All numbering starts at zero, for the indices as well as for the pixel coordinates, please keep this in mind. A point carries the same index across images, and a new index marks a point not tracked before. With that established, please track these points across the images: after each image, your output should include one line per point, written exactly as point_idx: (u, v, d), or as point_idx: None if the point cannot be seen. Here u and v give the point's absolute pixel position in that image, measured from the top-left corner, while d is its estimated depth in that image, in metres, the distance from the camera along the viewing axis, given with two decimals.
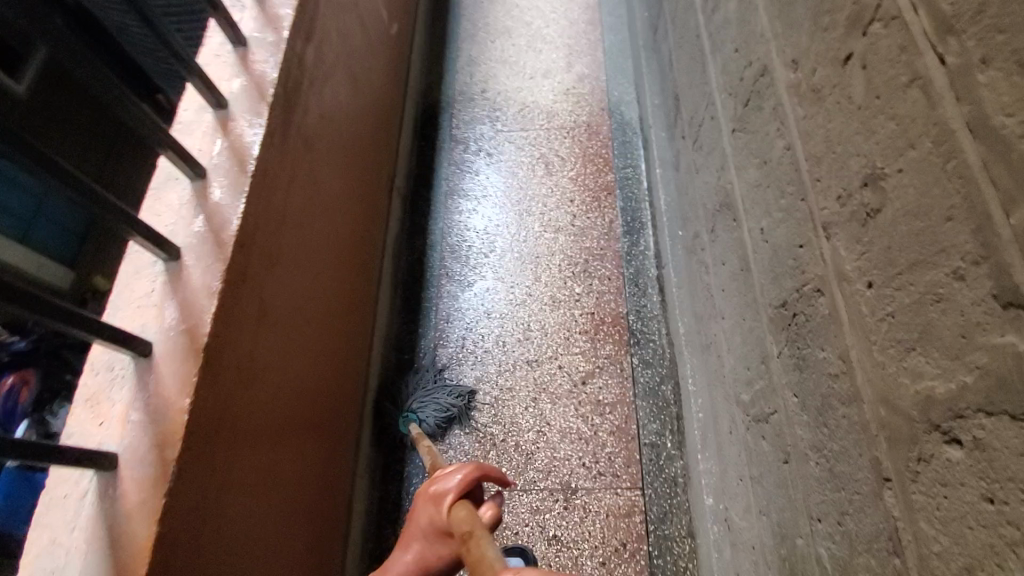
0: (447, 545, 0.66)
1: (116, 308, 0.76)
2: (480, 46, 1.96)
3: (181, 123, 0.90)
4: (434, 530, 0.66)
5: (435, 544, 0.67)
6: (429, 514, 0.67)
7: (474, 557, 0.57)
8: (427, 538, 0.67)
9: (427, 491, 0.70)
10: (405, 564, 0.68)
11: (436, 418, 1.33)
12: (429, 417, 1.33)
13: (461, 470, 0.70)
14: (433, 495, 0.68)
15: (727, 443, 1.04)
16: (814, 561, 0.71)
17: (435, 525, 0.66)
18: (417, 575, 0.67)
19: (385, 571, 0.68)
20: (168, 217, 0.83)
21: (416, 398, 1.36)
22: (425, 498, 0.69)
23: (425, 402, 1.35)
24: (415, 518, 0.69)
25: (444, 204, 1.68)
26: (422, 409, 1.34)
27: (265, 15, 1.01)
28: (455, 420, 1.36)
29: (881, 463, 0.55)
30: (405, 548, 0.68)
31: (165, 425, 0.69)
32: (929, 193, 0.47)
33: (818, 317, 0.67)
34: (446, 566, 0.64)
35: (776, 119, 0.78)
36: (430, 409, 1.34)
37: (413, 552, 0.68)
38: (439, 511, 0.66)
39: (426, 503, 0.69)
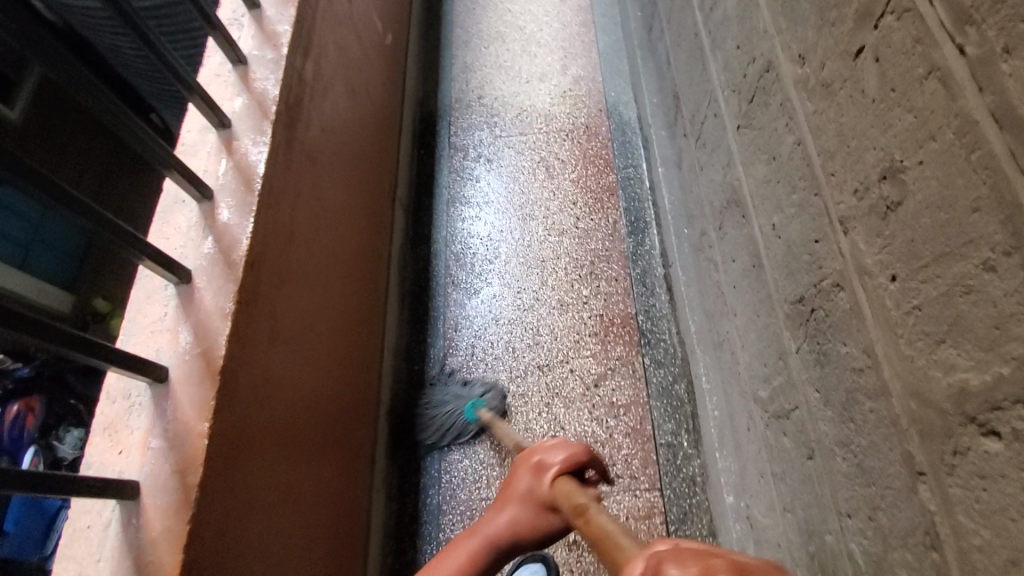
0: (546, 514, 0.72)
1: (129, 335, 0.76)
2: (474, 52, 1.96)
3: (185, 145, 0.90)
4: (534, 497, 0.74)
5: (532, 512, 0.73)
6: (528, 486, 0.75)
7: (593, 531, 0.61)
8: (524, 501, 0.74)
9: (529, 464, 0.77)
10: (500, 528, 0.74)
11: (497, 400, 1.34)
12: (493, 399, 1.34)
13: (567, 449, 0.77)
14: (537, 468, 0.76)
15: (745, 440, 1.04)
16: (846, 557, 0.70)
17: (534, 496, 0.73)
18: (509, 541, 0.73)
19: (478, 534, 0.74)
20: (177, 240, 0.82)
21: (469, 386, 1.37)
22: (528, 468, 0.77)
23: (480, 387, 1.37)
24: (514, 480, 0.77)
25: (446, 212, 1.67)
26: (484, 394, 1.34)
27: (263, 32, 1.00)
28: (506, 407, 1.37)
29: (914, 457, 0.54)
30: (503, 512, 0.74)
31: (185, 450, 0.69)
32: (953, 185, 0.47)
33: (839, 312, 0.67)
34: (548, 529, 0.72)
35: (784, 114, 0.78)
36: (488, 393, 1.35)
37: (510, 522, 0.74)
38: (540, 481, 0.74)
39: (524, 475, 0.76)
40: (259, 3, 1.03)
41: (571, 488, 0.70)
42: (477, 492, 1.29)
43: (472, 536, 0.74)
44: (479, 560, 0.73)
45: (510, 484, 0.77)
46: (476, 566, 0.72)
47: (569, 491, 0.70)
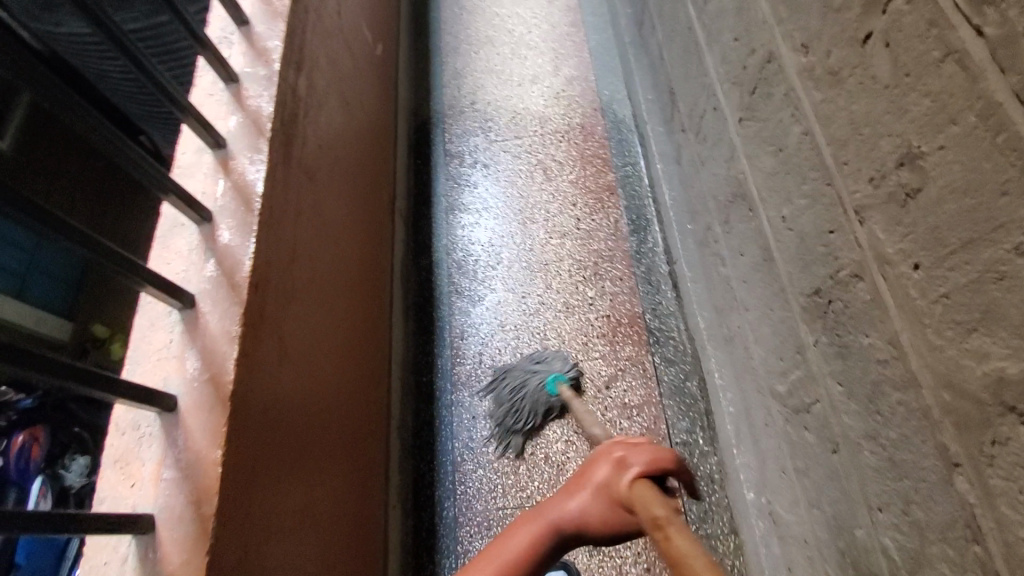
0: (622, 513, 0.71)
1: (135, 364, 0.74)
2: (465, 58, 1.96)
3: (181, 167, 0.88)
4: (610, 491, 0.72)
5: (605, 506, 0.72)
6: (607, 479, 0.73)
7: (672, 553, 0.60)
8: (599, 494, 0.73)
9: (612, 457, 0.75)
10: (568, 515, 0.73)
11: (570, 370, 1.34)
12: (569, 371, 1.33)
13: (653, 451, 0.74)
14: (619, 462, 0.74)
15: (763, 436, 1.02)
16: (879, 553, 0.69)
17: (611, 492, 0.72)
18: (572, 528, 0.73)
19: (542, 518, 0.73)
20: (178, 264, 0.80)
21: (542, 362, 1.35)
22: (610, 460, 0.75)
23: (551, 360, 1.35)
24: (591, 470, 0.76)
25: (445, 220, 1.66)
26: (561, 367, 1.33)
27: (254, 48, 0.99)
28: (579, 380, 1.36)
29: (950, 449, 0.53)
30: (577, 498, 0.73)
31: (199, 480, 0.67)
32: (978, 169, 0.46)
33: (860, 303, 0.65)
34: (619, 527, 0.71)
35: (789, 105, 0.77)
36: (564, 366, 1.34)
37: (585, 507, 0.73)
38: (619, 478, 0.72)
39: (603, 466, 0.75)
40: (249, 19, 1.02)
41: (650, 497, 0.68)
42: (494, 502, 1.27)
43: (536, 519, 0.73)
44: (541, 545, 0.71)
45: (586, 474, 0.76)
46: (537, 550, 0.71)
47: (646, 498, 0.68)
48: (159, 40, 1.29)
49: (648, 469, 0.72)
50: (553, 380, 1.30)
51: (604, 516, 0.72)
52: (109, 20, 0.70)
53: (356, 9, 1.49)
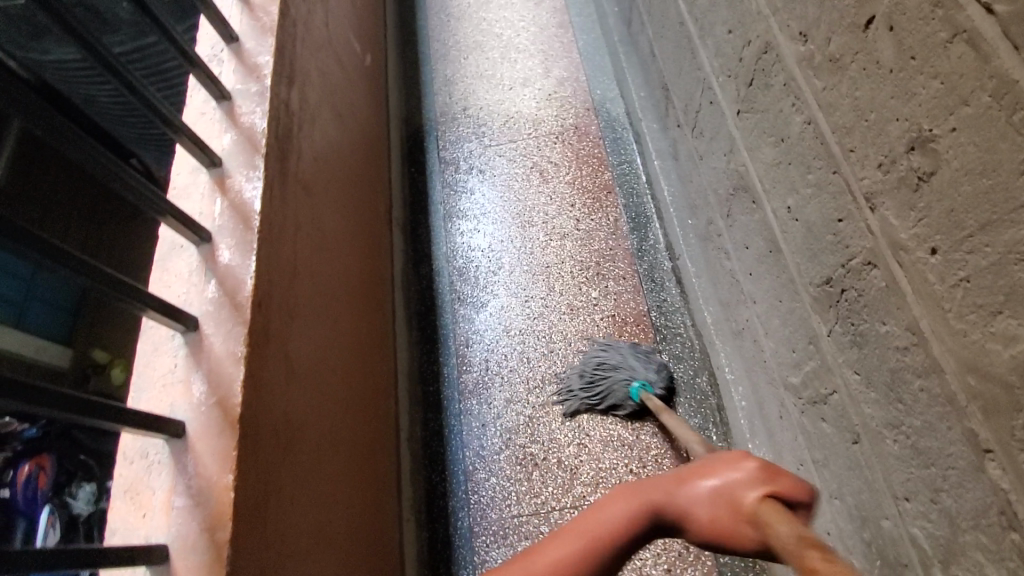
0: (740, 513, 0.57)
1: (140, 391, 0.73)
2: (454, 64, 1.95)
3: (176, 188, 0.87)
4: (732, 494, 0.58)
5: (721, 507, 0.58)
6: (734, 480, 0.59)
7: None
8: (721, 487, 0.59)
9: (752, 461, 0.60)
10: (675, 502, 0.59)
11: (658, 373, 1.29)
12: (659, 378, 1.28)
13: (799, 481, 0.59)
14: (759, 470, 0.59)
15: (778, 429, 1.01)
16: (908, 543, 0.67)
17: (735, 496, 0.58)
18: (671, 519, 0.59)
19: (645, 493, 0.59)
20: (179, 286, 0.79)
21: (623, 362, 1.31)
22: (750, 462, 0.60)
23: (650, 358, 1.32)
24: (719, 463, 0.62)
25: (444, 227, 1.65)
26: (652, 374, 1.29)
27: (245, 64, 0.98)
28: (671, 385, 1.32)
29: (978, 435, 0.52)
30: (690, 488, 0.60)
31: (212, 506, 0.65)
32: (994, 149, 0.45)
33: (875, 291, 0.64)
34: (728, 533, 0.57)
35: (789, 94, 0.77)
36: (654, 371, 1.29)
37: (699, 499, 0.59)
38: (751, 485, 0.58)
39: (731, 468, 0.60)
40: (238, 36, 1.01)
41: (785, 516, 0.54)
42: (509, 510, 1.26)
43: (639, 494, 0.59)
44: (634, 528, 0.58)
45: (710, 465, 0.62)
46: (627, 533, 0.57)
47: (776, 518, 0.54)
48: (147, 62, 1.28)
49: (788, 492, 0.58)
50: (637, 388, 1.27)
51: (713, 520, 0.58)
52: (98, 43, 0.68)
53: (344, 21, 1.48)
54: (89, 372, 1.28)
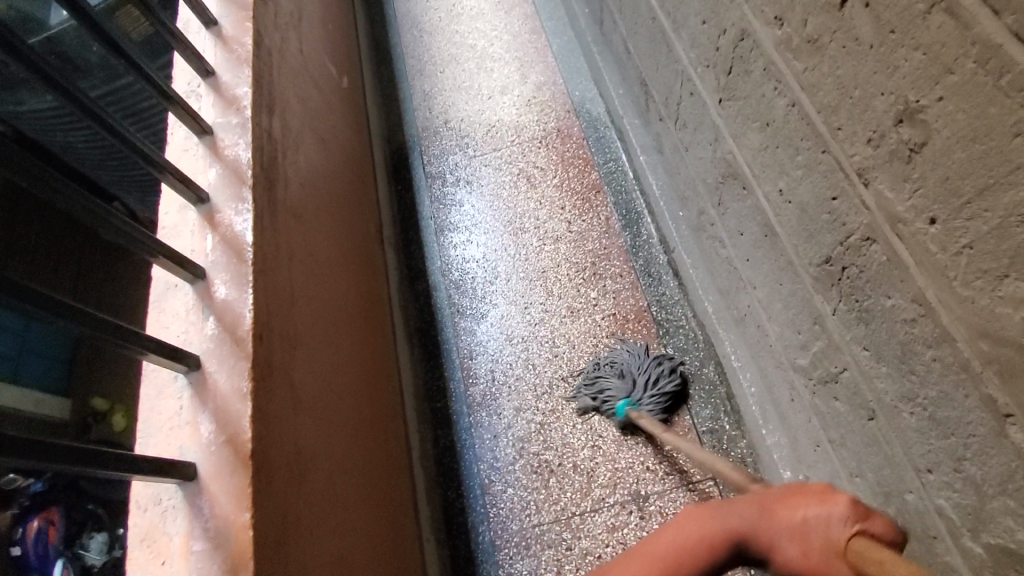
0: (828, 544, 0.57)
1: (147, 437, 0.71)
2: (431, 79, 1.96)
3: (166, 228, 0.86)
4: (823, 529, 0.57)
5: (810, 544, 0.58)
6: (825, 516, 0.58)
7: None
8: (808, 518, 0.59)
9: (844, 495, 0.58)
10: (754, 533, 0.59)
11: (654, 395, 1.27)
12: (650, 400, 1.26)
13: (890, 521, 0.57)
14: (851, 504, 0.58)
15: (791, 413, 1.01)
16: (935, 514, 0.67)
17: (826, 533, 0.57)
18: (750, 549, 0.59)
19: (724, 520, 0.60)
20: (177, 326, 0.78)
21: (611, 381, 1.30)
22: (840, 497, 0.58)
23: (657, 378, 1.29)
24: (809, 496, 0.60)
25: (436, 242, 1.64)
26: (646, 396, 1.27)
27: (223, 97, 0.97)
28: (676, 400, 1.30)
29: (997, 400, 0.52)
30: (775, 518, 0.59)
31: (232, 547, 0.64)
32: (984, 115, 0.46)
33: (876, 266, 0.65)
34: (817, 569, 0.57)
35: (769, 79, 0.77)
36: (649, 392, 1.27)
37: (785, 530, 0.59)
38: (840, 524, 0.57)
39: (820, 502, 0.59)
40: (214, 69, 1.00)
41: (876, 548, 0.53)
42: (529, 520, 1.24)
43: (716, 521, 0.60)
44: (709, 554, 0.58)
45: (796, 496, 0.61)
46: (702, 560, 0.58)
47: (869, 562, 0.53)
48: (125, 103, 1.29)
49: (879, 530, 0.57)
50: (623, 407, 1.26)
51: (802, 556, 0.58)
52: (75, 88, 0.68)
53: (318, 45, 1.48)
54: (93, 421, 1.24)
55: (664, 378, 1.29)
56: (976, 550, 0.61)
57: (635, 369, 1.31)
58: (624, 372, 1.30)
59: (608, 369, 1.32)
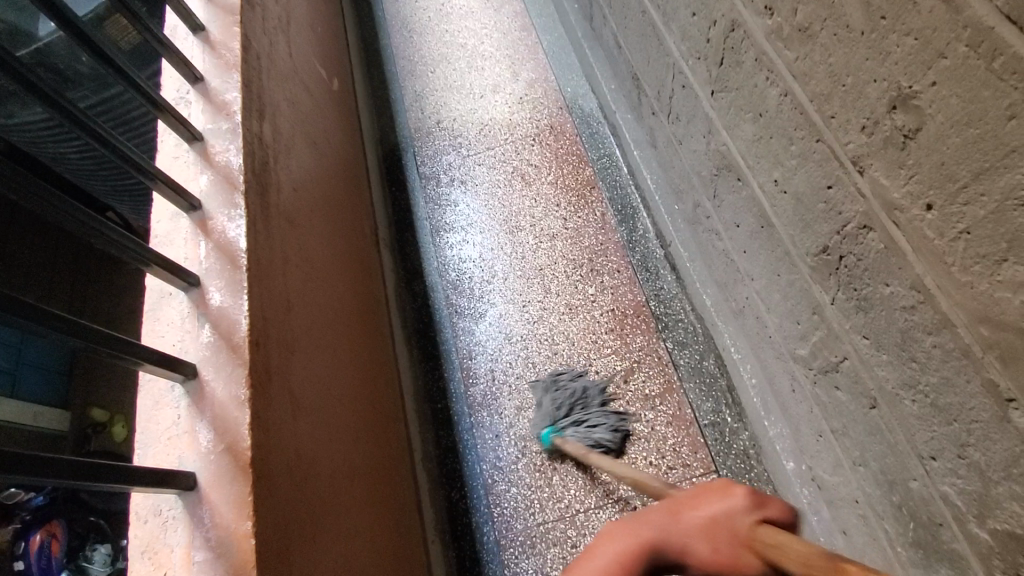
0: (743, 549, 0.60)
1: (145, 448, 0.71)
2: (422, 79, 1.95)
3: (158, 236, 0.85)
4: (730, 528, 0.61)
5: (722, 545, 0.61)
6: (728, 510, 0.62)
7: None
8: (712, 527, 0.62)
9: (738, 487, 0.64)
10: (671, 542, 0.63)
11: (584, 434, 1.26)
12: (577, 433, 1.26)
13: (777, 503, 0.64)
14: (747, 494, 0.63)
15: (792, 403, 1.01)
16: (940, 501, 0.67)
17: (734, 531, 0.61)
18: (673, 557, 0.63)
19: (639, 535, 0.63)
20: (172, 336, 0.77)
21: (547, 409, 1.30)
22: (736, 488, 0.64)
23: (594, 422, 1.27)
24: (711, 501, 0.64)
25: (432, 243, 1.64)
26: (575, 429, 1.27)
27: (213, 103, 0.97)
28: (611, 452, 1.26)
29: (999, 385, 0.52)
30: (684, 524, 0.63)
31: (234, 556, 0.64)
32: (977, 99, 0.45)
33: (874, 254, 0.64)
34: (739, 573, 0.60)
35: (761, 69, 0.77)
36: (579, 427, 1.27)
37: (694, 535, 0.62)
38: (745, 518, 0.61)
39: (720, 498, 0.64)
40: (202, 75, 0.99)
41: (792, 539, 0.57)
42: (534, 518, 1.24)
43: (631, 538, 0.63)
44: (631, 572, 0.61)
45: (698, 497, 0.65)
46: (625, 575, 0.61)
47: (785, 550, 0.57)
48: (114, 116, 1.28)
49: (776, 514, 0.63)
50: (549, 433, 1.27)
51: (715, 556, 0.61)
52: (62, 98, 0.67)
53: (308, 49, 1.47)
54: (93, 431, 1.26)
55: (600, 427, 1.26)
56: (982, 536, 0.61)
57: (574, 404, 1.30)
58: (560, 402, 1.30)
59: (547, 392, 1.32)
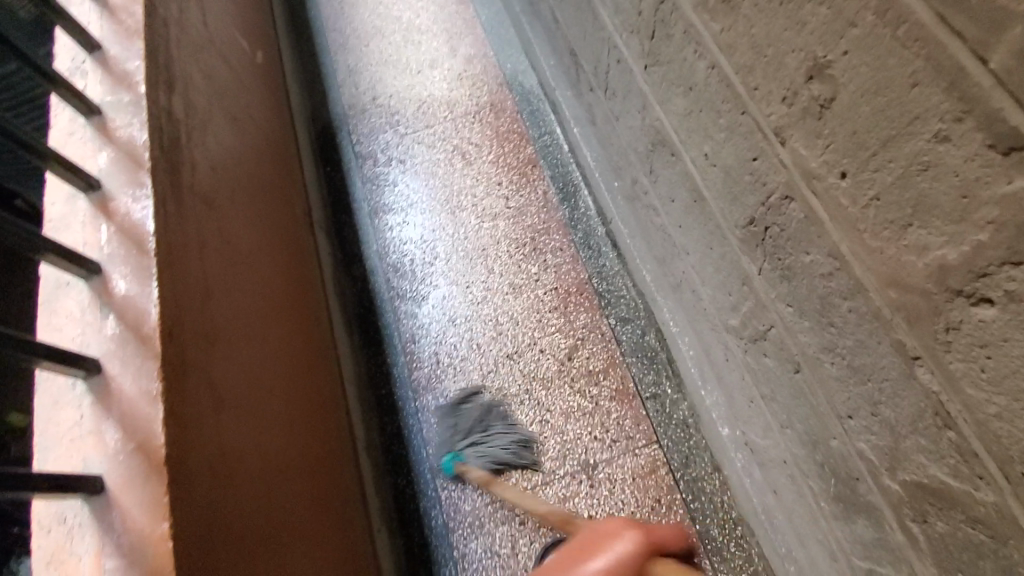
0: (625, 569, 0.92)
1: (45, 452, 0.63)
2: (356, 54, 1.87)
3: (53, 221, 0.76)
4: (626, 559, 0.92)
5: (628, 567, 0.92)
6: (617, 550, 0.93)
7: None
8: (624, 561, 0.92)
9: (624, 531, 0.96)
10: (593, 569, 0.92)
11: (490, 465, 1.23)
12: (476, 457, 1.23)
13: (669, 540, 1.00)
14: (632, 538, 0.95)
15: (725, 370, 1.04)
16: (856, 457, 0.71)
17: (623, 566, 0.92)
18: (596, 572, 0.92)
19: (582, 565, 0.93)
20: (71, 329, 0.69)
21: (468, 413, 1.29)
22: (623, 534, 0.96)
23: (494, 443, 1.25)
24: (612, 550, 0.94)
25: (371, 225, 1.58)
26: (475, 449, 1.25)
27: (111, 73, 0.87)
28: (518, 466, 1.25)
29: (906, 344, 0.54)
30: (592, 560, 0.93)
31: (148, 562, 0.58)
32: (885, 67, 0.47)
33: (795, 224, 0.66)
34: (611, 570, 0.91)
35: (689, 42, 0.78)
36: (479, 449, 1.24)
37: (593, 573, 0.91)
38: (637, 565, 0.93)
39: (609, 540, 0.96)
40: (100, 42, 0.90)
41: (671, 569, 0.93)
42: (482, 499, 1.24)
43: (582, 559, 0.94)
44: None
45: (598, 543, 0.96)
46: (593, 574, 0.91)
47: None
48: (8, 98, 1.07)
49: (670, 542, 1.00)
50: (451, 461, 1.24)
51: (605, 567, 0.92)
52: None
53: (225, 19, 1.37)
54: (14, 401, 0.86)
55: (503, 447, 1.25)
56: (893, 487, 0.65)
57: (478, 424, 1.27)
58: (459, 429, 1.27)
59: (460, 436, 1.26)
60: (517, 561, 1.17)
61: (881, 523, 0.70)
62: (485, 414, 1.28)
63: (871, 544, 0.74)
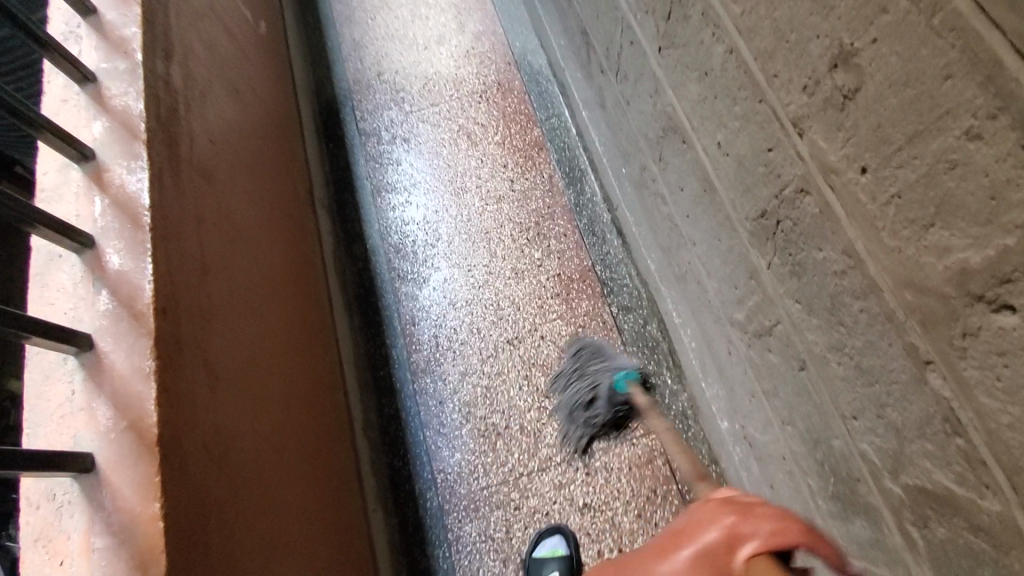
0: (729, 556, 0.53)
1: (35, 428, 0.63)
2: (362, 28, 1.82)
3: (45, 192, 0.74)
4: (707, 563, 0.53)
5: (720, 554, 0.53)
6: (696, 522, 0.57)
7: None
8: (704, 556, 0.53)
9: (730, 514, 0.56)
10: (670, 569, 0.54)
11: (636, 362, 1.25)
12: (609, 369, 1.21)
13: (769, 524, 0.53)
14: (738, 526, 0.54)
15: (728, 364, 1.03)
16: (858, 457, 0.70)
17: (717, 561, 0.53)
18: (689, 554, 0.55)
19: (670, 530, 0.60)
20: (63, 304, 0.68)
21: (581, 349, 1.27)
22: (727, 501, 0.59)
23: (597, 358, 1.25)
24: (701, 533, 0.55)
25: (374, 203, 1.56)
26: (604, 369, 1.22)
27: (106, 39, 0.84)
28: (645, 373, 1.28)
29: (918, 348, 0.53)
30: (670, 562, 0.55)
31: (139, 541, 0.58)
32: (916, 57, 0.44)
33: (810, 218, 0.64)
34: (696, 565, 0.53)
35: (707, 24, 0.74)
36: (602, 364, 1.23)
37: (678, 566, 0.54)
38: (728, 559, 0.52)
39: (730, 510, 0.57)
40: (95, 6, 0.87)
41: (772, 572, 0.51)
42: (478, 483, 1.24)
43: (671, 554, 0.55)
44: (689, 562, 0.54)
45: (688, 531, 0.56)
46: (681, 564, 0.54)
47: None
48: (7, 65, 1.01)
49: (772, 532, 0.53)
50: (621, 377, 1.17)
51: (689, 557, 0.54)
52: None
53: None
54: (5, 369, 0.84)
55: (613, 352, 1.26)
56: (894, 489, 0.64)
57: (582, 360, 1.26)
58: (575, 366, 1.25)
59: (591, 363, 1.24)
60: (512, 545, 1.18)
61: (880, 525, 0.69)
62: (600, 353, 1.26)
63: (869, 544, 0.73)
